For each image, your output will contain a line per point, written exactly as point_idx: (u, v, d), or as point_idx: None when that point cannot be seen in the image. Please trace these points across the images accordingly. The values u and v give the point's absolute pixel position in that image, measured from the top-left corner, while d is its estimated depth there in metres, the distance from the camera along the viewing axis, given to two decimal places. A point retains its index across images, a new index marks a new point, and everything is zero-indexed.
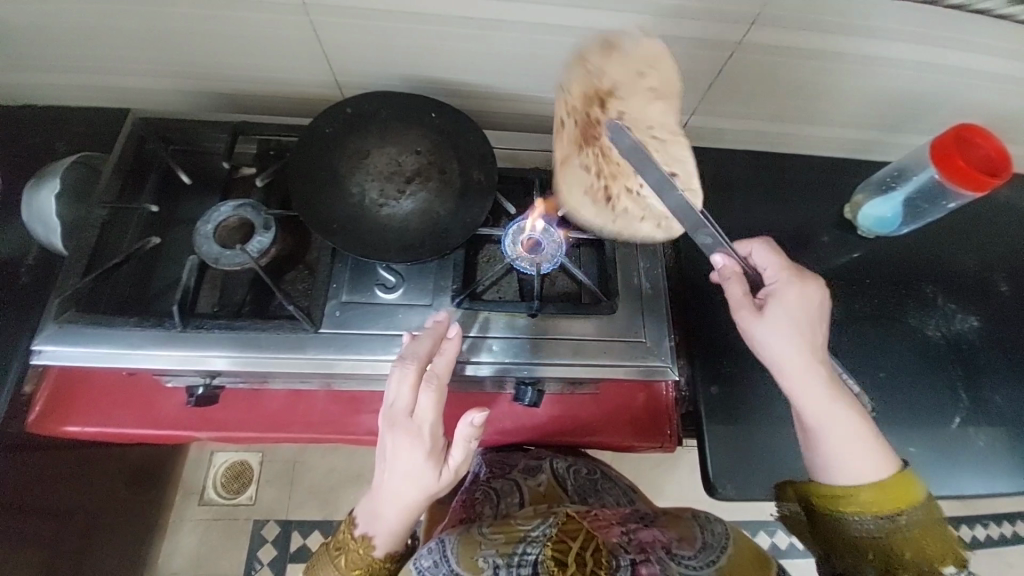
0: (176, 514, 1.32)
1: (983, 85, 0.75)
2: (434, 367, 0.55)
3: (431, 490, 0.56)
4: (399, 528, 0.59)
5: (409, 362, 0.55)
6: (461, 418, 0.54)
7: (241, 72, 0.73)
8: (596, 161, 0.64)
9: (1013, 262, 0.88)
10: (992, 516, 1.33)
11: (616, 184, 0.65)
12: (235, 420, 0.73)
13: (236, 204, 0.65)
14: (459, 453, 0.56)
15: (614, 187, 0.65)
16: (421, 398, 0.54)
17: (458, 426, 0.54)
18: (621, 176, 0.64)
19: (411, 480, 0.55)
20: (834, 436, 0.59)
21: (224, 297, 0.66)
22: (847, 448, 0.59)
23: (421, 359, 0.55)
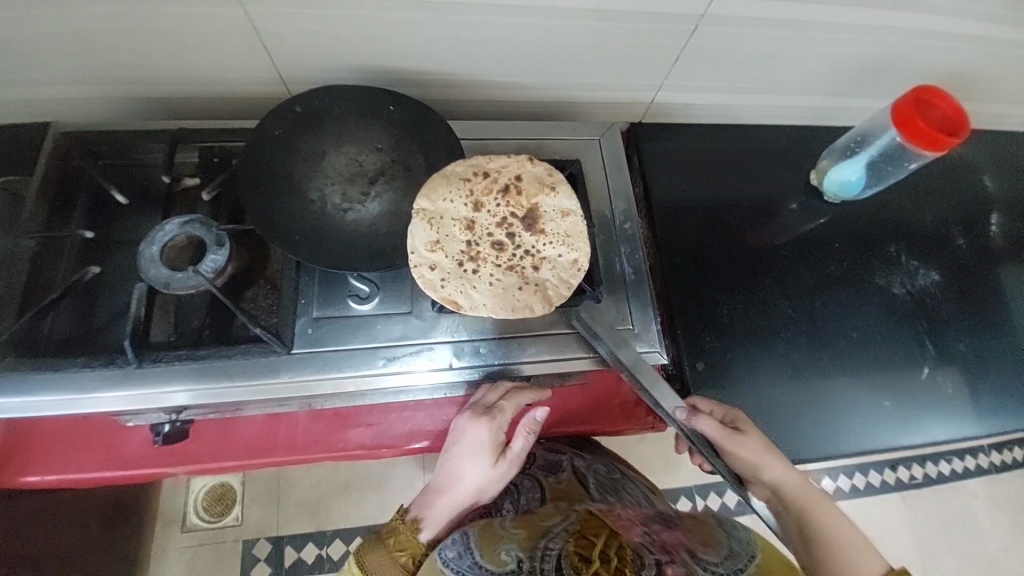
0: (158, 545, 1.26)
1: (938, 44, 0.76)
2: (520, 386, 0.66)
3: (485, 477, 0.63)
4: (451, 518, 0.63)
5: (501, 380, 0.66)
6: (527, 413, 0.63)
7: (173, 74, 0.67)
8: (507, 209, 0.62)
9: (969, 215, 0.91)
10: (955, 452, 1.42)
11: (522, 225, 0.62)
12: (211, 451, 0.69)
13: (182, 220, 0.59)
14: (517, 450, 0.63)
15: (524, 226, 0.62)
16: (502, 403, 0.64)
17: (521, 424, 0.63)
18: (516, 229, 0.62)
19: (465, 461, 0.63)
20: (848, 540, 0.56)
21: (181, 324, 0.61)
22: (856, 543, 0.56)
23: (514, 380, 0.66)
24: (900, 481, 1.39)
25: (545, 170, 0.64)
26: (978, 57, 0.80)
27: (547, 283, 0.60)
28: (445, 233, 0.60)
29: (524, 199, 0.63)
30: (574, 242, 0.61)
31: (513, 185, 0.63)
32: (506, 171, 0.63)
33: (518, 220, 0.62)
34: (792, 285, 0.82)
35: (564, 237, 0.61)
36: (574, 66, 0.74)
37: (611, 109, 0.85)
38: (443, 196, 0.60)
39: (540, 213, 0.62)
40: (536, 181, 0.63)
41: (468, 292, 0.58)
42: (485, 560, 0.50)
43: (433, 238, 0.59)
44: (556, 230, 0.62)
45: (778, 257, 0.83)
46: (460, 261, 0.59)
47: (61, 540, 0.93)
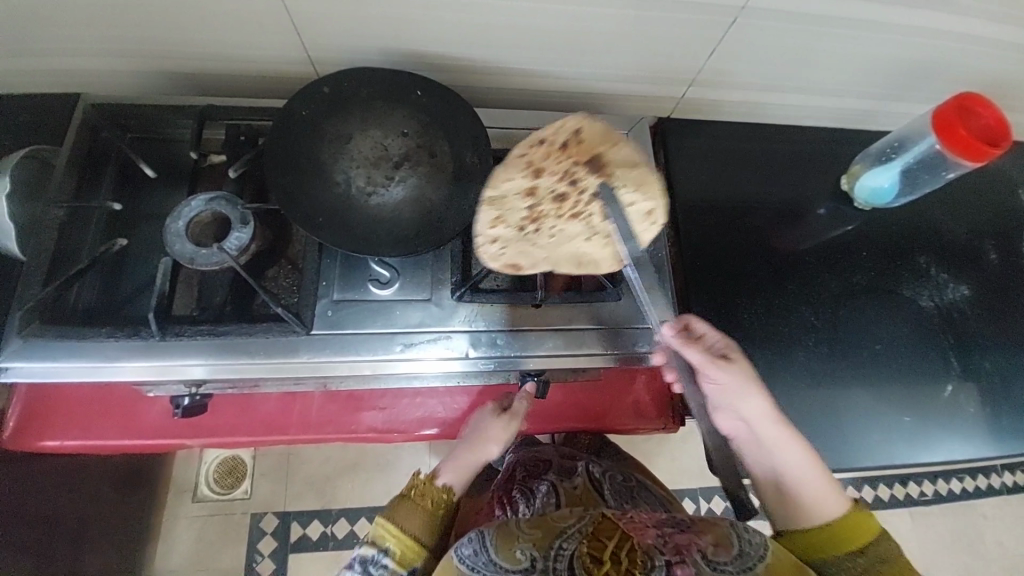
0: (170, 512, 1.30)
1: (987, 50, 0.73)
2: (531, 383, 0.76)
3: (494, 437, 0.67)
4: (459, 469, 0.65)
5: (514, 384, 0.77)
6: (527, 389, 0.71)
7: (203, 50, 0.67)
8: (570, 172, 0.59)
9: (1005, 230, 0.89)
10: (967, 470, 1.40)
11: (590, 184, 0.59)
12: (227, 425, 0.70)
13: (208, 197, 0.60)
14: (519, 410, 0.69)
15: (592, 185, 0.59)
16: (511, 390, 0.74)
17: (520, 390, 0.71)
18: (584, 189, 0.60)
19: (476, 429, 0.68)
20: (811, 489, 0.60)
21: (203, 300, 0.61)
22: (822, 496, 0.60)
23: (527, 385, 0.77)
24: (908, 496, 1.37)
25: (605, 127, 0.59)
26: None
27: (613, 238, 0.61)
28: (509, 208, 0.59)
29: (588, 159, 0.59)
30: (646, 191, 0.60)
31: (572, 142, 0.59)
32: (563, 132, 0.59)
33: (585, 180, 0.59)
34: (815, 293, 0.80)
35: (634, 184, 0.60)
36: (605, 56, 0.72)
37: (639, 102, 0.83)
38: (503, 177, 0.58)
39: (609, 168, 0.59)
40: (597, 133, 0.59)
41: (535, 257, 0.60)
42: (500, 557, 0.52)
43: (494, 215, 0.59)
44: (627, 183, 0.60)
45: (804, 263, 0.82)
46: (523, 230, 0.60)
47: (77, 502, 0.96)
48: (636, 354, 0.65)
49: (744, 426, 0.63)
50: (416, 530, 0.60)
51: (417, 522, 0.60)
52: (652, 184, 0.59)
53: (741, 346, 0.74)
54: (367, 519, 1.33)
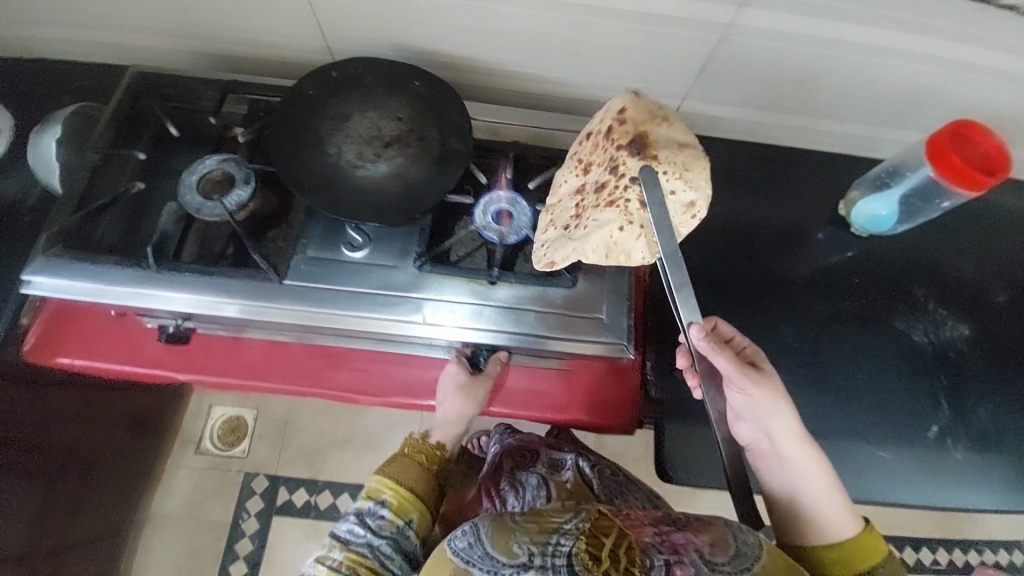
0: (174, 458, 1.40)
1: (989, 82, 0.72)
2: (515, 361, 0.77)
3: (467, 400, 0.72)
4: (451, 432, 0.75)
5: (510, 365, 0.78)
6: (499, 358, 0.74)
7: (237, 34, 0.76)
8: (613, 155, 0.60)
9: (1018, 275, 0.84)
10: (986, 543, 1.31)
11: (630, 164, 0.59)
12: (213, 364, 0.75)
13: (222, 158, 0.69)
14: (492, 373, 0.73)
15: (631, 165, 0.59)
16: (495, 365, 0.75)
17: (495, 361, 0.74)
18: (625, 171, 0.59)
19: (465, 391, 0.72)
20: (828, 508, 0.63)
21: (205, 247, 0.69)
22: (840, 515, 0.63)
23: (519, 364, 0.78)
24: (918, 562, 1.29)
25: (653, 105, 0.62)
26: None
27: (650, 228, 0.61)
28: (561, 207, 0.65)
29: (631, 140, 0.60)
30: (687, 175, 0.60)
31: (625, 119, 0.60)
32: (606, 120, 0.62)
33: (626, 163, 0.59)
34: (796, 315, 0.79)
35: (684, 167, 0.59)
36: (601, 66, 0.76)
37: None
38: (559, 182, 0.66)
39: (651, 148, 0.59)
40: (648, 112, 0.61)
41: (570, 251, 0.63)
42: (495, 550, 0.49)
43: (548, 219, 0.66)
44: (669, 161, 0.59)
45: (786, 285, 0.81)
46: (575, 226, 0.63)
47: (76, 431, 1.05)
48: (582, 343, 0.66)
49: (766, 438, 0.66)
50: (412, 484, 0.70)
51: (413, 475, 0.71)
52: (691, 166, 0.60)
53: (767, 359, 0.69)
54: (349, 495, 1.38)
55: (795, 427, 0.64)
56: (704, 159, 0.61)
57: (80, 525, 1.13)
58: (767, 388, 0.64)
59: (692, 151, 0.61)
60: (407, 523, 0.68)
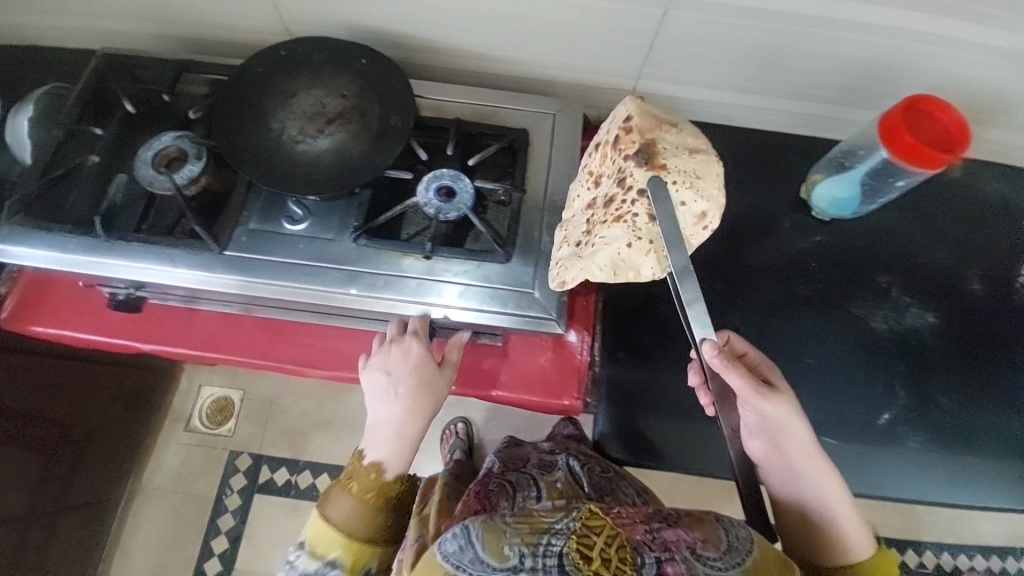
0: (164, 435, 1.45)
1: (953, 55, 0.69)
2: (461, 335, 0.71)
3: (425, 394, 0.67)
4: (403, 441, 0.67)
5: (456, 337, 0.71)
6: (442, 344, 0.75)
7: (193, 15, 0.78)
8: (620, 167, 0.61)
9: (995, 261, 0.80)
10: (979, 548, 1.25)
11: (636, 175, 0.59)
12: (168, 333, 0.78)
13: (176, 135, 0.71)
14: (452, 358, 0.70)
15: (635, 176, 0.59)
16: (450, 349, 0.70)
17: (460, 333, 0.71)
18: (632, 183, 0.59)
19: (426, 386, 0.67)
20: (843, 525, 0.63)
21: (157, 219, 0.71)
22: (855, 530, 0.63)
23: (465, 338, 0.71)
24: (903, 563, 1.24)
25: (660, 111, 0.63)
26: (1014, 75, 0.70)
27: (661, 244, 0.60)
28: (575, 224, 0.66)
29: (636, 151, 0.59)
30: (698, 185, 0.59)
31: (631, 128, 0.60)
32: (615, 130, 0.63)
33: (630, 175, 0.60)
34: (750, 299, 0.76)
35: (695, 176, 0.59)
36: (555, 46, 0.75)
37: (591, 93, 0.83)
38: (574, 199, 0.67)
39: (659, 157, 0.59)
40: (654, 118, 0.62)
41: (580, 269, 0.62)
42: (488, 555, 0.49)
43: (563, 235, 0.67)
44: (677, 171, 0.59)
45: (743, 270, 0.78)
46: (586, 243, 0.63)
47: (61, 404, 1.10)
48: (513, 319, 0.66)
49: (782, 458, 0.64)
50: (361, 527, 0.67)
51: (360, 518, 0.67)
52: (701, 174, 0.60)
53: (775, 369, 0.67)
54: (329, 476, 1.41)
55: (813, 447, 0.63)
56: (716, 166, 0.60)
57: (71, 493, 1.19)
58: (789, 410, 0.61)
59: (705, 157, 0.60)
60: (367, 570, 0.68)
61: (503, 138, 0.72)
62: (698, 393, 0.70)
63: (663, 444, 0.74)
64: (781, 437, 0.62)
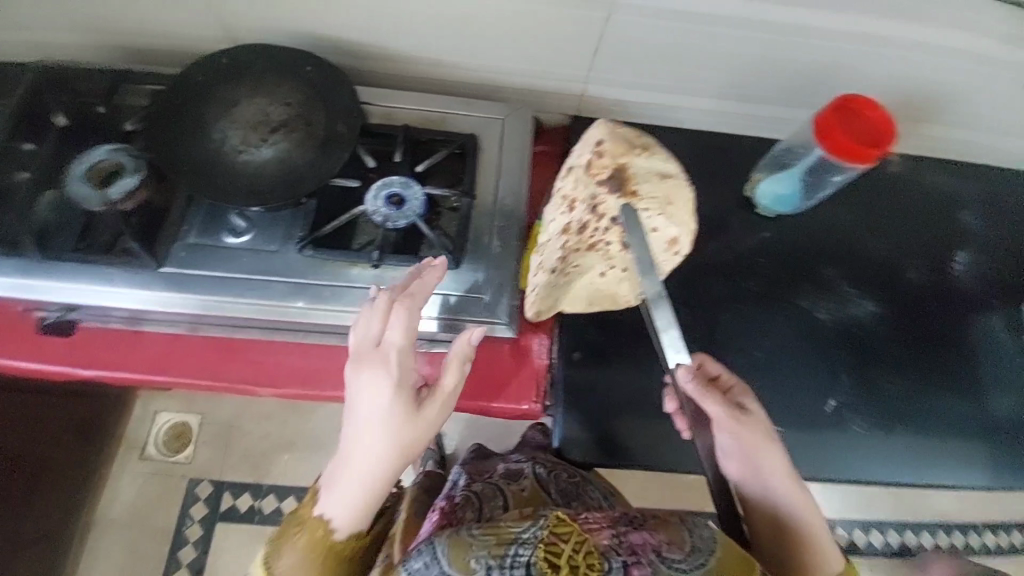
0: (118, 467, 1.35)
1: (878, 54, 0.72)
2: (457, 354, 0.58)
3: (406, 429, 0.55)
4: (379, 478, 0.57)
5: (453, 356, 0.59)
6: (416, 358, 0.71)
7: (126, 27, 0.75)
8: (594, 194, 0.63)
9: (930, 249, 0.84)
10: (942, 525, 1.30)
11: (608, 203, 0.63)
12: (110, 356, 0.73)
13: (115, 148, 0.68)
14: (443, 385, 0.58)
15: (607, 205, 0.63)
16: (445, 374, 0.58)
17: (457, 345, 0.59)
18: (606, 213, 0.63)
19: (408, 422, 0.55)
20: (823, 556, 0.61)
21: (91, 236, 0.67)
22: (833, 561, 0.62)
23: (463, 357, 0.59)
24: (871, 545, 1.28)
25: (631, 133, 0.64)
26: (934, 73, 0.75)
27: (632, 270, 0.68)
28: (549, 249, 0.67)
29: (608, 178, 0.62)
30: (669, 212, 0.65)
31: (602, 152, 0.62)
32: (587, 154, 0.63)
33: (602, 203, 0.63)
34: (702, 295, 0.78)
35: (664, 203, 0.64)
36: (501, 51, 0.75)
37: (541, 98, 0.84)
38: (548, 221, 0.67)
39: (629, 182, 0.62)
40: (625, 142, 0.63)
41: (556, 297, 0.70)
42: (453, 569, 0.48)
43: (539, 261, 0.68)
44: (648, 198, 0.63)
45: (695, 267, 0.79)
46: (564, 271, 0.67)
47: None
48: (461, 323, 0.67)
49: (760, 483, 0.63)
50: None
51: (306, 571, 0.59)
52: (671, 201, 0.65)
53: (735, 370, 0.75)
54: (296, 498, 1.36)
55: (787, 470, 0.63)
56: (685, 190, 0.65)
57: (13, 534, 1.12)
58: (759, 430, 0.63)
59: (676, 183, 0.65)
60: None
61: (454, 143, 0.73)
62: (676, 419, 0.70)
63: (631, 445, 0.74)
64: (756, 459, 0.62)
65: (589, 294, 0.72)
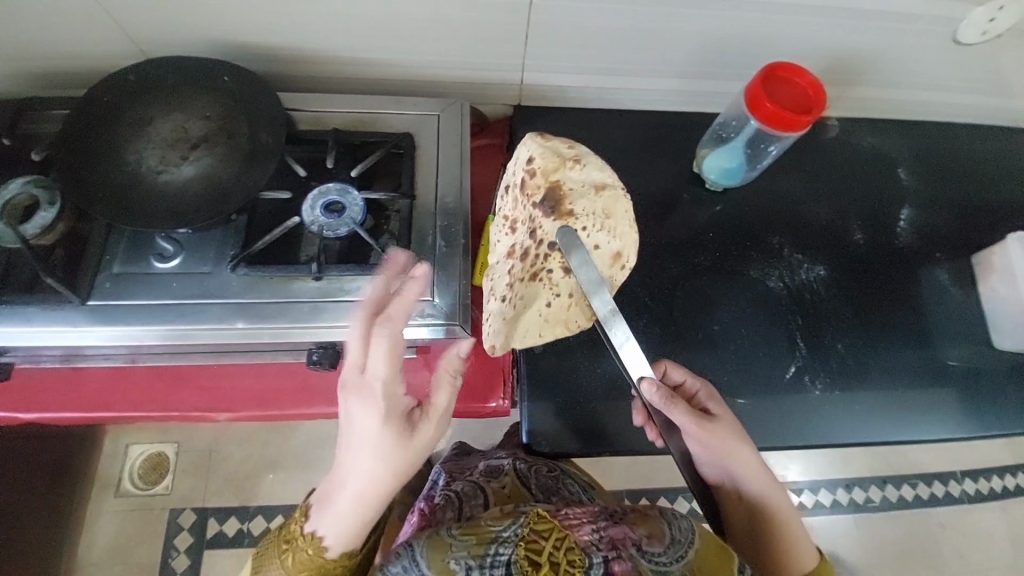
0: (92, 506, 1.30)
1: (806, 20, 0.72)
2: (450, 368, 0.53)
3: (396, 460, 0.51)
4: (371, 506, 0.53)
5: (445, 372, 0.53)
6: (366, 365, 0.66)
7: (26, 49, 0.70)
8: (530, 220, 0.64)
9: (876, 209, 0.85)
10: (920, 476, 1.34)
11: (546, 226, 0.63)
12: (51, 398, 0.70)
13: (25, 179, 0.64)
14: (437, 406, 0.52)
15: (545, 228, 0.63)
16: (438, 394, 0.52)
17: (446, 357, 0.53)
18: (545, 238, 0.63)
19: (400, 451, 0.51)
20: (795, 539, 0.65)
21: (9, 275, 0.63)
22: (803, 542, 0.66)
23: (455, 372, 0.53)
24: (854, 502, 1.31)
25: (562, 148, 0.66)
26: (861, 35, 0.75)
27: (580, 294, 0.65)
28: (498, 278, 0.66)
29: (541, 199, 0.63)
30: (608, 227, 0.66)
31: (534, 172, 0.64)
32: (522, 177, 0.65)
33: (540, 226, 0.63)
34: (657, 275, 0.78)
35: (603, 218, 0.65)
36: (429, 46, 0.73)
37: (479, 90, 0.82)
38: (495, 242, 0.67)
39: (564, 203, 0.63)
40: (557, 157, 0.65)
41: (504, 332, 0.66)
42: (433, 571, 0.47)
43: (490, 288, 0.67)
44: (586, 216, 0.64)
45: (648, 248, 0.79)
46: (513, 302, 0.64)
47: None
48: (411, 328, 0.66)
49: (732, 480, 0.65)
50: None
51: None
52: (610, 215, 0.66)
53: (696, 348, 0.75)
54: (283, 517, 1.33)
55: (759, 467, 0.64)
56: (622, 202, 0.67)
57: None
58: (728, 435, 0.63)
59: (614, 196, 0.67)
60: None
61: (389, 143, 0.71)
62: (645, 428, 0.69)
63: (612, 430, 0.70)
64: (727, 461, 0.63)
65: (543, 328, 0.68)
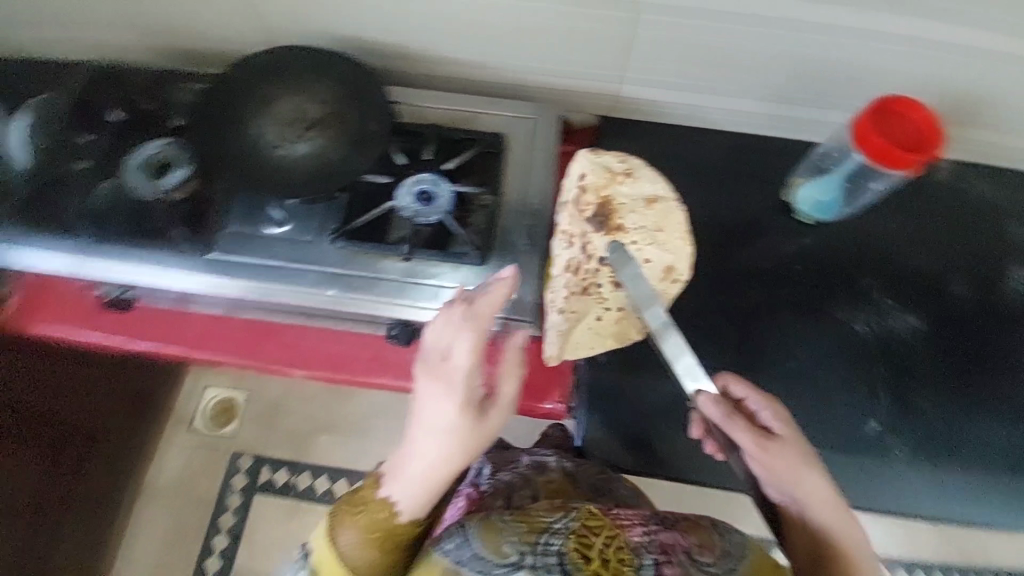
0: (166, 437, 1.44)
1: (934, 55, 0.68)
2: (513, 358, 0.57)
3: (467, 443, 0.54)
4: (437, 483, 0.57)
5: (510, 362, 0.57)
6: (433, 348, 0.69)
7: (181, 26, 0.79)
8: (583, 234, 0.71)
9: (985, 266, 0.78)
10: (989, 569, 1.22)
11: (597, 242, 0.71)
12: (159, 334, 0.78)
13: (163, 142, 0.75)
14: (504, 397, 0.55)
15: (596, 244, 0.71)
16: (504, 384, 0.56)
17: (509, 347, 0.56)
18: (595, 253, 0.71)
19: (472, 436, 0.54)
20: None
21: (141, 221, 0.72)
22: None
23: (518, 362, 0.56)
24: None
25: (613, 168, 0.75)
26: (994, 78, 0.70)
27: (629, 308, 0.70)
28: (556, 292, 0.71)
29: (592, 215, 0.72)
30: (654, 245, 0.73)
31: (586, 189, 0.73)
32: (574, 194, 0.73)
33: (591, 241, 0.71)
34: (733, 302, 0.76)
35: (653, 233, 0.74)
36: (533, 53, 0.76)
37: (574, 99, 0.84)
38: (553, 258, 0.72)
39: (614, 220, 0.72)
40: (608, 177, 0.74)
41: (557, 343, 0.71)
42: (486, 551, 0.49)
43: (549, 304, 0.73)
44: (632, 232, 0.72)
45: (727, 274, 0.77)
46: (567, 314, 0.70)
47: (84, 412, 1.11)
48: None
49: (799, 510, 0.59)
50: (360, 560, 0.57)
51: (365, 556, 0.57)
52: (658, 234, 0.74)
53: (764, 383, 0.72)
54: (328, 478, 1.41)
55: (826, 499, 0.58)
56: (670, 220, 0.76)
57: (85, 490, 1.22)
58: (792, 458, 0.58)
59: (659, 216, 0.75)
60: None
61: (483, 141, 0.74)
62: (704, 443, 0.67)
63: (665, 450, 0.70)
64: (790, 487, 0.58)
65: (593, 341, 0.72)
